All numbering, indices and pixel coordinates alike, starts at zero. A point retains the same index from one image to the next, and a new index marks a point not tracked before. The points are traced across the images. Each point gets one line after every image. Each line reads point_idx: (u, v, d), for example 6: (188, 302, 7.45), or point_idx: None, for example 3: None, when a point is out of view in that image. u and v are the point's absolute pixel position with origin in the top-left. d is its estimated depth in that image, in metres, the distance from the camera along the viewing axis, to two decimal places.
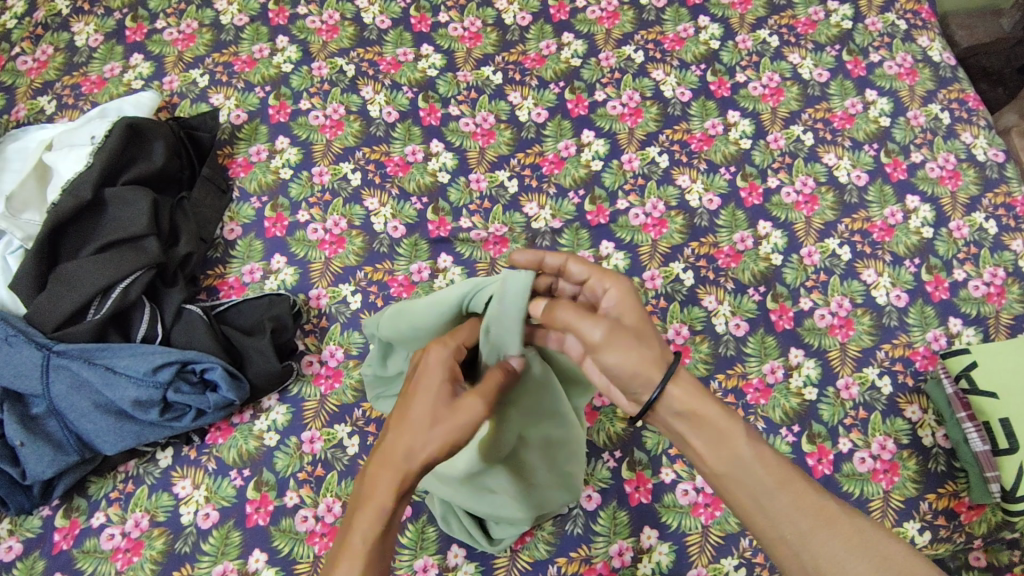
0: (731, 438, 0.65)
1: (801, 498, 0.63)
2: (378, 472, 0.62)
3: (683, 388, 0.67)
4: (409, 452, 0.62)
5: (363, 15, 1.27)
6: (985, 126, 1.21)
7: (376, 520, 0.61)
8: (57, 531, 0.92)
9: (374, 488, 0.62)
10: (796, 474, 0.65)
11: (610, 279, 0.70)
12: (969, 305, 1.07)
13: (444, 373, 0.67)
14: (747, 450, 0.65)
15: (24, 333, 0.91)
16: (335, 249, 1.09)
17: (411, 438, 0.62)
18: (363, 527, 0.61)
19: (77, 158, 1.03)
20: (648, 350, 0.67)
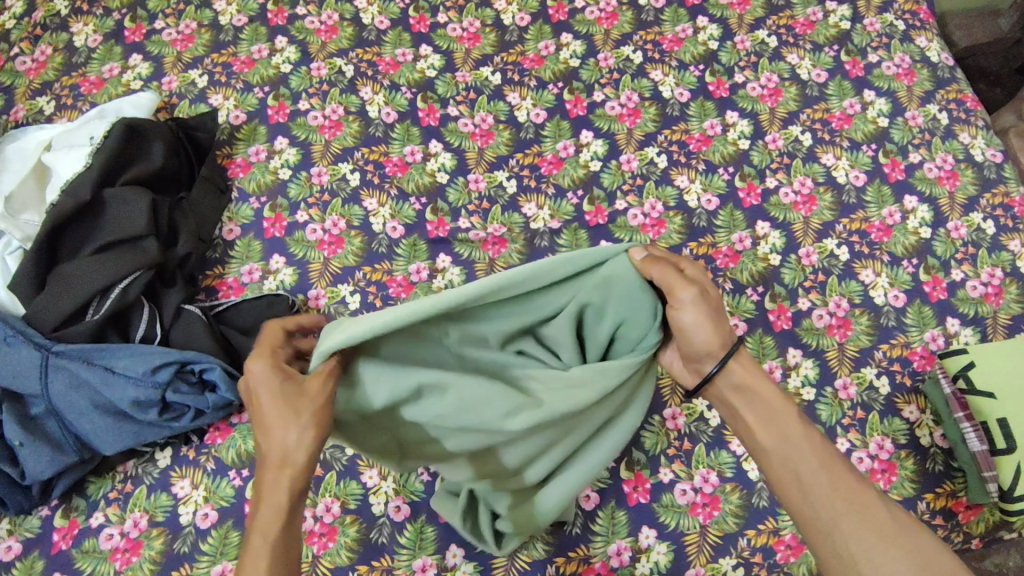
0: (780, 413, 0.68)
1: (848, 486, 0.64)
2: (263, 478, 0.62)
3: (746, 367, 0.69)
4: (284, 452, 0.62)
5: (362, 16, 1.27)
6: (982, 127, 1.21)
7: (276, 517, 0.61)
8: (55, 531, 0.92)
9: (268, 496, 0.61)
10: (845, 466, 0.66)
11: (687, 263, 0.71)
12: (966, 305, 1.07)
13: (274, 376, 0.65)
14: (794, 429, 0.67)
15: (23, 334, 0.91)
16: (333, 249, 1.09)
17: (279, 437, 0.62)
18: (264, 533, 0.60)
19: (76, 159, 1.03)
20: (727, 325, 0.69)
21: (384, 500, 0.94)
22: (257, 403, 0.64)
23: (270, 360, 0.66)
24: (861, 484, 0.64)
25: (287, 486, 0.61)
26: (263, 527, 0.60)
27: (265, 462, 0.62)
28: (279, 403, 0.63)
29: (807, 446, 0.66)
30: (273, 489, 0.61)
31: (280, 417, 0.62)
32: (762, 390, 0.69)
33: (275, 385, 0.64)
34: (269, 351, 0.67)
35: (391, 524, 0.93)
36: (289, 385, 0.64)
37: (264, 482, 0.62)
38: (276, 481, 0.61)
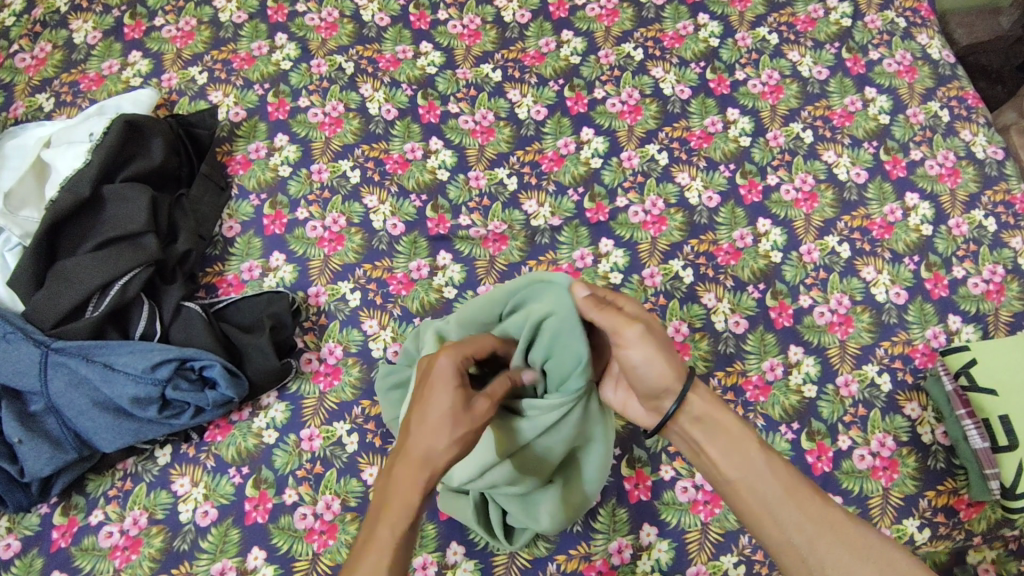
0: (740, 443, 0.72)
1: (810, 505, 0.69)
2: (402, 471, 0.66)
3: (702, 398, 0.75)
4: (428, 454, 0.66)
5: (362, 13, 1.27)
6: (983, 124, 1.21)
7: (405, 515, 0.64)
8: (55, 529, 0.91)
9: (402, 493, 0.65)
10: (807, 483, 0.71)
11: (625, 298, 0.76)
12: (968, 303, 1.07)
13: (452, 381, 0.69)
14: (757, 456, 0.72)
15: (22, 330, 0.90)
16: (334, 246, 1.09)
17: (431, 441, 0.66)
18: (392, 524, 0.64)
19: (75, 155, 1.03)
20: (673, 360, 0.73)
21: None
22: (427, 392, 0.69)
23: (456, 362, 0.70)
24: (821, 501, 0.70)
25: (419, 487, 0.65)
26: (390, 519, 0.64)
27: (409, 456, 0.67)
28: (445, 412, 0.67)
29: (771, 470, 0.71)
30: (407, 487, 0.65)
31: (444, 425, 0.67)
32: (724, 423, 0.74)
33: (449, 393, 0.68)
34: (458, 350, 0.71)
35: None
36: (460, 391, 0.69)
37: (398, 474, 0.66)
38: (413, 478, 0.65)
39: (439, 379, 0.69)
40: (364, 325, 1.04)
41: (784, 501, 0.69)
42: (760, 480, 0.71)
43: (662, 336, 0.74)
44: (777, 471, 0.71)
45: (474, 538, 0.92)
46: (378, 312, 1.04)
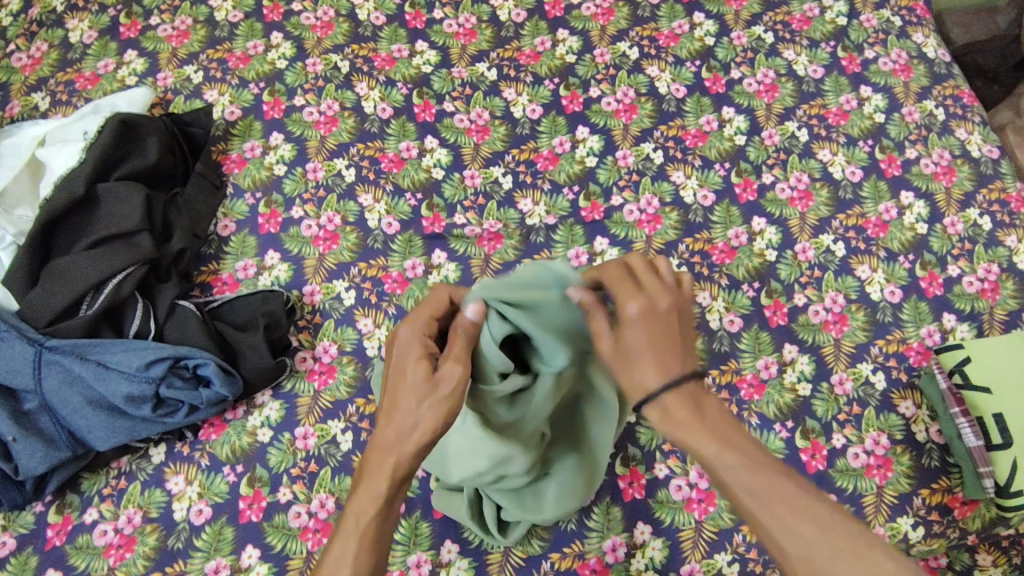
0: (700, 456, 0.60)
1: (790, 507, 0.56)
2: (374, 457, 0.64)
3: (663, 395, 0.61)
4: (400, 438, 0.64)
5: (358, 12, 1.27)
6: (979, 122, 1.21)
7: (372, 505, 0.62)
8: (50, 527, 0.92)
9: (368, 482, 0.63)
10: (795, 493, 0.57)
11: (631, 294, 0.65)
12: (963, 301, 1.07)
13: (417, 355, 0.67)
14: (722, 471, 0.59)
15: (16, 329, 0.90)
16: (329, 245, 1.09)
17: (399, 419, 0.64)
18: (361, 512, 0.62)
19: (70, 153, 1.03)
20: (645, 372, 0.62)
21: None
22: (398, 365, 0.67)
23: (416, 334, 0.68)
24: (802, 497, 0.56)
25: (387, 473, 0.63)
26: (358, 509, 0.63)
27: (379, 439, 0.65)
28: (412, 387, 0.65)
29: (741, 489, 0.57)
30: (374, 473, 0.63)
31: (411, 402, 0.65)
32: (680, 432, 0.60)
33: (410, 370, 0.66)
34: (421, 321, 0.69)
35: None
36: (428, 365, 0.66)
37: (372, 461, 0.64)
38: (380, 464, 0.63)
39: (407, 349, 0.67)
40: (359, 324, 1.04)
41: (758, 522, 0.57)
42: (730, 497, 0.59)
43: (655, 346, 0.62)
44: (751, 488, 0.57)
45: (467, 536, 0.92)
46: (373, 310, 1.05)
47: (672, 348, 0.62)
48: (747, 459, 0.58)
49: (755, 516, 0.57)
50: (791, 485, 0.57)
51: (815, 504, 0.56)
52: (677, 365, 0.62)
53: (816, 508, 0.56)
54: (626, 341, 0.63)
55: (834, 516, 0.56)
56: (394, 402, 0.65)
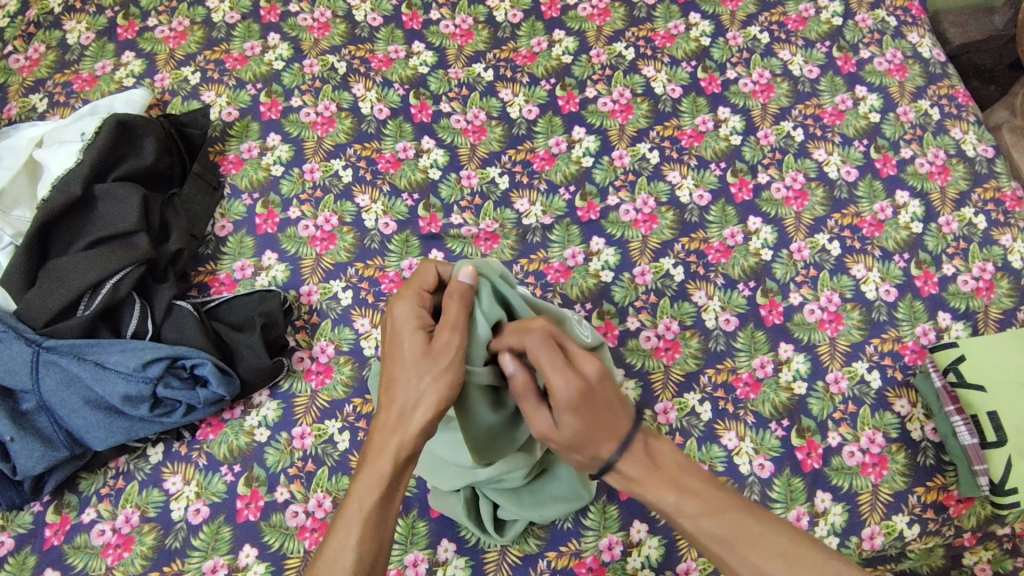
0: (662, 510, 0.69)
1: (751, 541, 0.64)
2: (377, 441, 0.69)
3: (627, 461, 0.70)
4: (402, 418, 0.69)
5: (355, 13, 1.27)
6: (974, 122, 1.21)
7: (375, 486, 0.66)
8: (48, 527, 0.92)
9: (372, 463, 0.67)
10: (751, 531, 0.64)
11: (562, 372, 0.69)
12: (958, 300, 1.07)
13: (416, 331, 0.73)
14: (682, 520, 0.67)
15: (14, 329, 0.91)
16: (326, 245, 1.09)
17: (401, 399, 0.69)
18: (364, 493, 0.66)
19: (68, 154, 1.03)
20: (596, 446, 0.70)
21: None
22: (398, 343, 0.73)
23: (411, 309, 0.74)
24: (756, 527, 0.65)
25: (392, 449, 0.67)
26: (362, 492, 0.66)
27: (382, 423, 0.70)
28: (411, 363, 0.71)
29: (701, 534, 0.66)
30: (379, 454, 0.68)
31: (412, 379, 0.70)
32: (640, 488, 0.70)
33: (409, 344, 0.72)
34: (414, 296, 0.75)
35: None
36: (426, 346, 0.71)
37: (375, 444, 0.68)
38: (385, 443, 0.68)
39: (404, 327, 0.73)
40: (356, 324, 1.04)
41: (722, 561, 0.65)
42: (696, 541, 0.67)
43: (588, 414, 0.69)
44: (712, 531, 0.66)
45: (464, 535, 0.92)
46: (369, 310, 1.05)
47: (608, 417, 0.70)
48: (701, 505, 0.67)
49: (719, 557, 0.65)
50: (744, 523, 0.65)
51: (767, 535, 0.64)
52: (619, 427, 0.71)
53: (768, 537, 0.64)
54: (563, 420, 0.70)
55: (787, 541, 0.63)
56: (397, 383, 0.70)
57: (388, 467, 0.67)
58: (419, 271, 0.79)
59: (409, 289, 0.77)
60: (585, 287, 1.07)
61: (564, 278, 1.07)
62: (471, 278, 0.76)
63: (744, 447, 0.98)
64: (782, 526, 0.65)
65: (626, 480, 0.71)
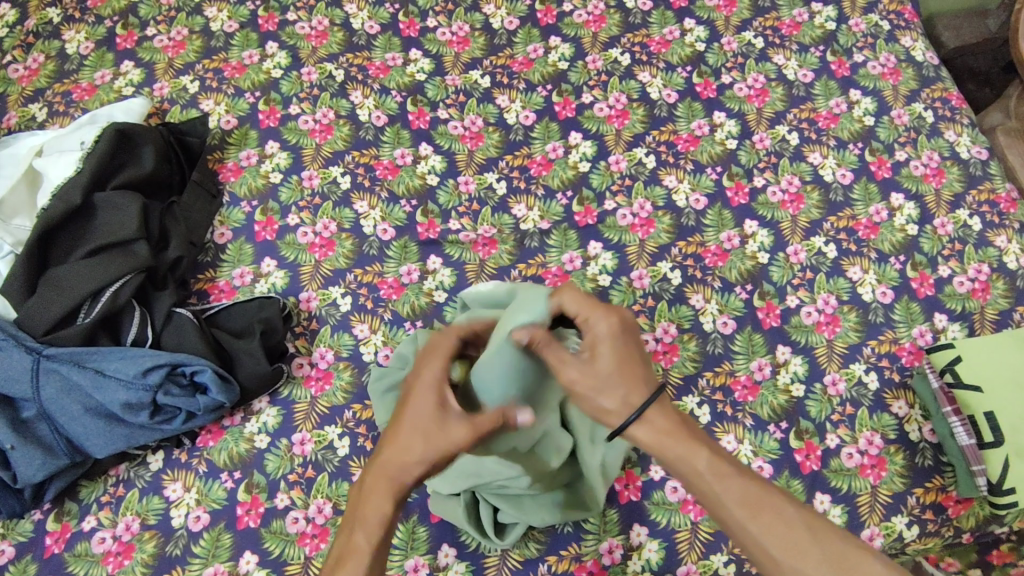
0: (693, 469, 0.70)
1: (773, 514, 0.67)
2: (378, 483, 0.72)
3: (656, 417, 0.73)
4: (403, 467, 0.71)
5: (352, 21, 1.28)
6: (968, 124, 1.22)
7: (379, 528, 0.70)
8: (49, 535, 0.92)
9: (373, 508, 0.71)
10: (779, 503, 0.67)
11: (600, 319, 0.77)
12: (953, 301, 1.08)
13: (433, 391, 0.74)
14: (714, 481, 0.69)
15: (14, 338, 0.91)
16: (325, 252, 1.10)
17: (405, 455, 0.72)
18: (366, 534, 0.69)
19: (67, 163, 1.04)
20: (625, 386, 0.74)
21: None
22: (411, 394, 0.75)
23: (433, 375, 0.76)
24: (779, 503, 0.68)
25: (391, 500, 0.71)
26: (365, 531, 0.70)
27: (382, 468, 0.72)
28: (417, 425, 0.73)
29: (730, 495, 0.68)
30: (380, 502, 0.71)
31: (415, 432, 0.72)
32: (674, 445, 0.71)
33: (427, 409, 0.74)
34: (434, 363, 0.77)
35: None
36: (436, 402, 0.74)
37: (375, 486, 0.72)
38: (385, 493, 0.71)
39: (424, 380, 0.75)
40: (355, 330, 1.05)
41: (743, 526, 0.67)
42: (714, 505, 0.69)
43: (625, 368, 0.75)
44: (733, 495, 0.68)
45: (465, 540, 0.92)
46: (368, 316, 1.05)
47: (639, 363, 0.76)
48: (734, 471, 0.69)
49: (740, 522, 0.67)
50: (773, 497, 0.68)
51: (791, 510, 0.67)
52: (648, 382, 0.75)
53: (791, 513, 0.67)
54: (599, 363, 0.75)
55: (810, 519, 0.67)
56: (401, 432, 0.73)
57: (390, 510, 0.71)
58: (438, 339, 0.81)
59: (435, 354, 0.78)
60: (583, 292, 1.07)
61: (562, 283, 1.08)
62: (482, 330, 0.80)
63: (743, 450, 0.98)
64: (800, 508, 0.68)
65: (657, 437, 0.72)
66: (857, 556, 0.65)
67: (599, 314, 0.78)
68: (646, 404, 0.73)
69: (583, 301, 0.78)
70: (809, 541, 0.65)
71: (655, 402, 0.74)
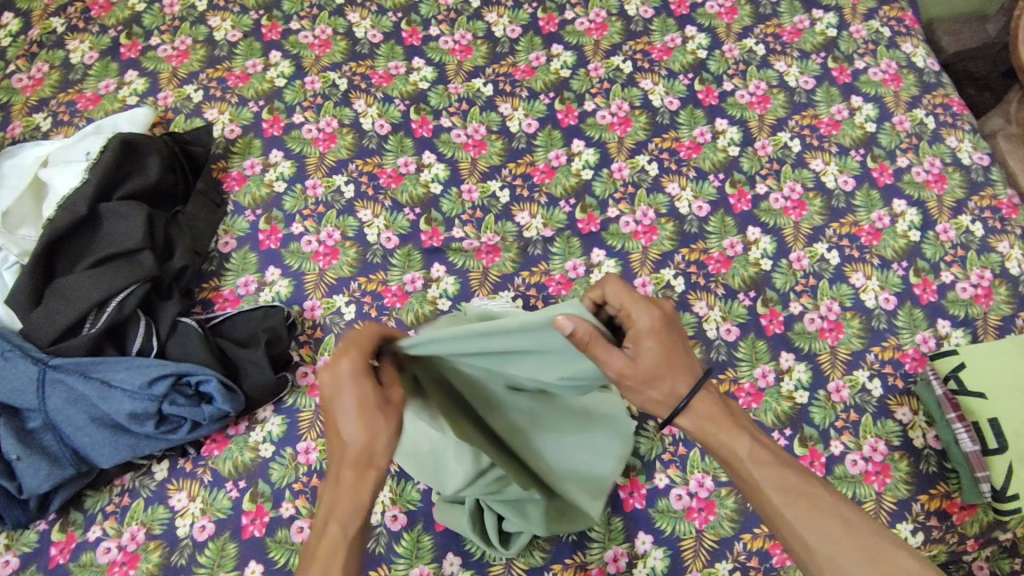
0: (733, 455, 0.71)
1: (809, 500, 0.67)
2: (344, 475, 0.66)
3: (703, 405, 0.73)
4: (367, 454, 0.66)
5: (355, 30, 1.29)
6: (969, 130, 1.22)
7: (355, 517, 0.65)
8: (54, 545, 0.92)
9: (350, 498, 0.65)
10: (818, 492, 0.68)
11: (642, 309, 0.70)
12: (956, 307, 1.08)
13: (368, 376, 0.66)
14: (752, 467, 0.70)
15: (21, 348, 0.91)
16: (329, 260, 1.10)
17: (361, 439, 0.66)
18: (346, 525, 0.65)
19: (74, 174, 1.04)
20: (675, 376, 0.71)
21: (381, 509, 0.94)
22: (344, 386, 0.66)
23: (361, 362, 0.66)
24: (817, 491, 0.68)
25: (366, 488, 0.66)
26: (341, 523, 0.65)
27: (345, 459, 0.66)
28: (365, 409, 0.66)
29: (766, 480, 0.69)
30: (353, 491, 0.65)
31: (371, 417, 0.66)
32: (717, 432, 0.72)
33: (371, 391, 0.66)
34: (359, 351, 0.67)
35: (388, 533, 0.93)
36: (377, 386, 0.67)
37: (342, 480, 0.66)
38: (355, 480, 0.66)
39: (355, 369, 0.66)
40: None
41: (777, 509, 0.68)
42: (752, 489, 0.70)
43: (672, 360, 0.70)
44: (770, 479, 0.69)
45: (469, 548, 0.92)
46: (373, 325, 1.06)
47: (687, 353, 0.72)
48: (774, 459, 0.70)
49: (776, 505, 0.68)
50: (814, 486, 0.68)
51: (829, 499, 0.67)
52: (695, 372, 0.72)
53: (829, 502, 0.67)
54: (643, 357, 0.69)
55: (848, 511, 0.66)
56: (353, 421, 0.66)
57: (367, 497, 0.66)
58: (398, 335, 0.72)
59: (354, 336, 0.68)
60: None
61: (565, 290, 1.08)
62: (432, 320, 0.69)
63: None
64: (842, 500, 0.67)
65: (702, 424, 0.73)
66: (898, 552, 0.63)
67: (642, 305, 0.70)
68: (690, 394, 0.72)
69: (624, 293, 0.70)
70: (841, 530, 0.65)
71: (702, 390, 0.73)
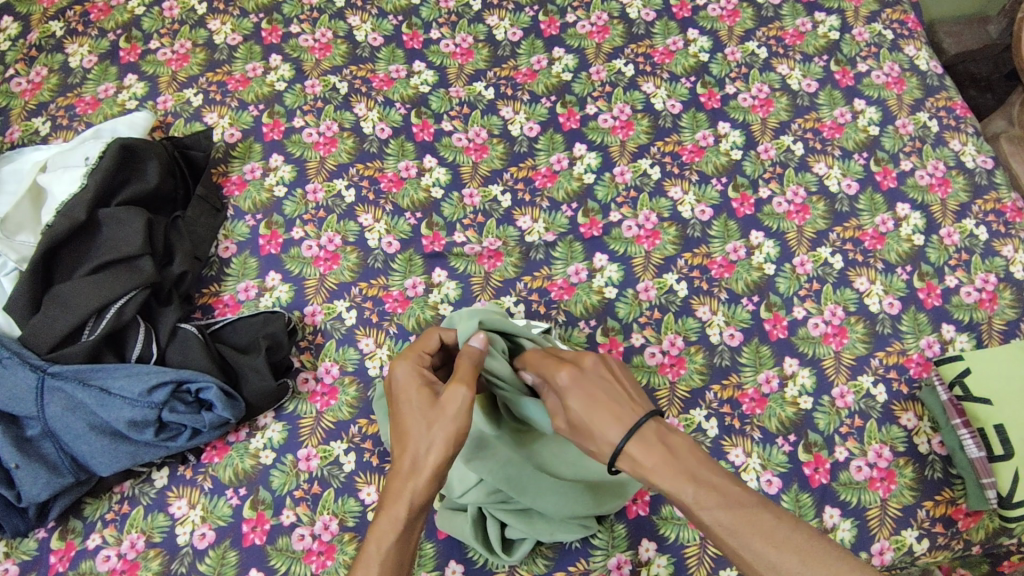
0: (680, 501, 0.66)
1: (764, 538, 0.61)
2: (393, 484, 0.68)
3: (636, 451, 0.69)
4: (414, 464, 0.68)
5: (356, 33, 1.28)
6: (973, 133, 1.22)
7: (392, 530, 0.66)
8: (53, 553, 0.91)
9: (388, 509, 0.67)
10: (773, 525, 0.61)
11: (559, 371, 0.76)
12: (961, 312, 1.08)
13: (418, 388, 0.74)
14: (702, 513, 0.64)
15: (19, 355, 0.90)
16: (330, 265, 1.09)
17: (414, 445, 0.69)
18: (381, 534, 0.66)
19: (71, 179, 1.03)
20: (602, 432, 0.71)
21: None
22: (401, 403, 0.74)
23: (414, 367, 0.76)
24: (769, 523, 0.62)
25: (403, 502, 0.66)
26: (379, 535, 0.66)
27: (395, 469, 0.69)
28: (419, 419, 0.71)
29: (719, 526, 0.63)
30: (393, 500, 0.67)
31: (423, 429, 0.70)
32: (658, 478, 0.67)
33: (418, 399, 0.73)
34: (415, 358, 0.78)
35: None
36: (429, 398, 0.73)
37: (388, 490, 0.68)
38: (397, 491, 0.67)
39: (404, 381, 0.75)
40: (360, 343, 1.04)
41: (741, 556, 0.62)
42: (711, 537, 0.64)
43: (597, 411, 0.72)
44: (722, 524, 0.63)
45: (473, 556, 0.92)
46: (374, 330, 1.05)
47: (607, 405, 0.72)
48: (721, 498, 0.64)
49: (737, 551, 0.62)
50: (768, 519, 0.62)
51: (788, 532, 0.61)
52: (626, 411, 0.71)
53: (790, 535, 0.61)
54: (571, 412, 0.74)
55: (807, 540, 0.61)
56: (405, 431, 0.71)
57: (404, 511, 0.66)
58: (423, 338, 0.83)
59: (415, 354, 0.79)
60: (589, 304, 1.07)
61: (567, 295, 1.08)
62: (482, 344, 0.82)
63: (751, 463, 0.97)
64: (804, 528, 0.61)
65: (643, 471, 0.68)
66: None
67: (558, 369, 0.76)
68: (625, 445, 0.69)
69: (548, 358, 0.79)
70: (803, 565, 0.59)
71: (633, 439, 0.69)
